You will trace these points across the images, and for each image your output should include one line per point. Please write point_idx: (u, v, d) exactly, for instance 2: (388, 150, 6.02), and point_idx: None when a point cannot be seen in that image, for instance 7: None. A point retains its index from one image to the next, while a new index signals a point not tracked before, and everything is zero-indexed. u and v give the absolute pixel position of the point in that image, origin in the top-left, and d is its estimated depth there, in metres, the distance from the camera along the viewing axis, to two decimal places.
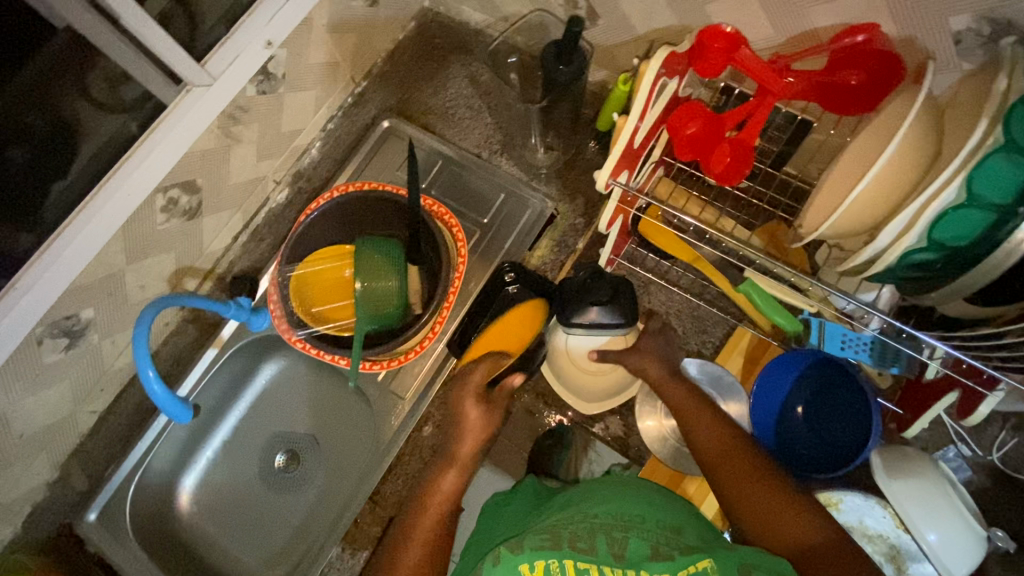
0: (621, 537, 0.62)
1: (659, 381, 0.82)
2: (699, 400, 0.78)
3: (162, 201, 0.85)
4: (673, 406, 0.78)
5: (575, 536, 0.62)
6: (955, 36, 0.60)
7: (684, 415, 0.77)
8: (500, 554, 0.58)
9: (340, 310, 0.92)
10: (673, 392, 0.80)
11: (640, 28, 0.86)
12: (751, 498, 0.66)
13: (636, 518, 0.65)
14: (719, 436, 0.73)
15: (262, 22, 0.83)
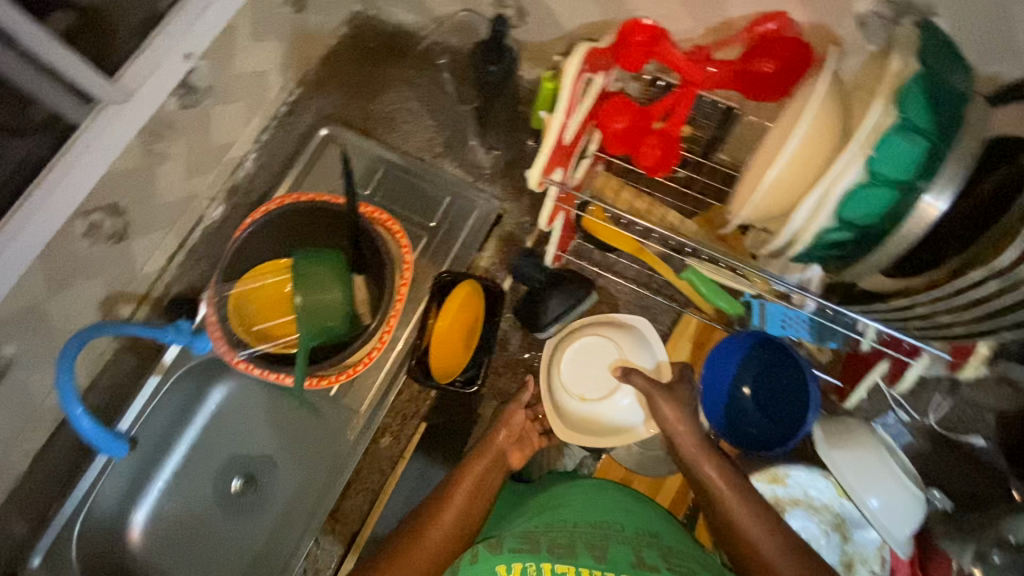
0: (601, 543, 0.65)
1: (699, 461, 0.75)
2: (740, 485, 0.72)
3: (83, 226, 0.80)
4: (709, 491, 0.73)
5: (555, 543, 0.65)
6: (860, 20, 0.62)
7: (721, 502, 0.71)
8: (479, 553, 0.63)
9: (285, 325, 0.90)
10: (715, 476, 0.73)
11: (568, 24, 0.87)
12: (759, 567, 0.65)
13: (616, 524, 0.70)
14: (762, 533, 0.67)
15: (177, 34, 0.80)
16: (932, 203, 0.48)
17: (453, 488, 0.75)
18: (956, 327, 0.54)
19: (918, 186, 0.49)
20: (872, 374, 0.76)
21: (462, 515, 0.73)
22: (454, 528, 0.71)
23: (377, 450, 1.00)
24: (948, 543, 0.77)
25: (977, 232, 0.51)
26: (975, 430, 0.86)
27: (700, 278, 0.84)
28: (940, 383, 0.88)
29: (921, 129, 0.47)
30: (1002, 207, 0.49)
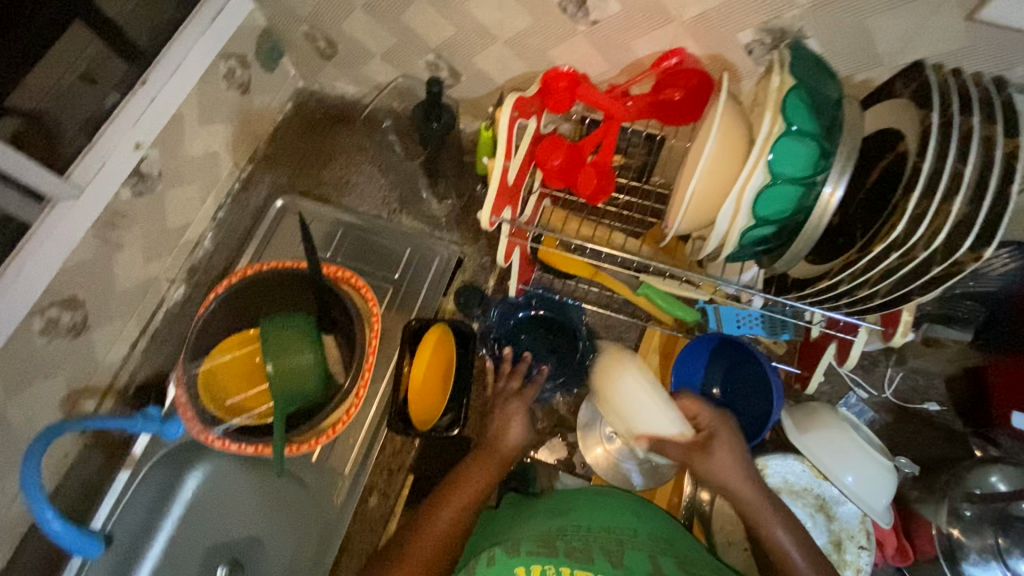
0: (618, 549, 0.66)
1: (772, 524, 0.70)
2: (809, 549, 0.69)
3: (40, 323, 0.79)
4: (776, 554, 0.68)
5: (571, 548, 0.65)
6: (747, 48, 0.71)
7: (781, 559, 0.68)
8: (495, 555, 0.61)
9: (259, 396, 0.88)
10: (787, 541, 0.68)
11: (498, 79, 0.94)
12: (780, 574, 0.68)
13: (628, 529, 0.71)
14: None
15: (126, 126, 0.85)
16: (831, 192, 0.55)
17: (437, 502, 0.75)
18: (876, 299, 0.58)
19: (817, 180, 0.55)
20: (824, 356, 0.81)
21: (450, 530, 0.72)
22: (444, 533, 0.71)
23: (367, 510, 0.98)
24: (925, 508, 0.80)
25: (875, 215, 0.58)
26: (928, 397, 0.92)
27: (654, 291, 0.89)
28: (888, 357, 0.94)
29: (808, 131, 0.54)
30: (889, 189, 0.56)
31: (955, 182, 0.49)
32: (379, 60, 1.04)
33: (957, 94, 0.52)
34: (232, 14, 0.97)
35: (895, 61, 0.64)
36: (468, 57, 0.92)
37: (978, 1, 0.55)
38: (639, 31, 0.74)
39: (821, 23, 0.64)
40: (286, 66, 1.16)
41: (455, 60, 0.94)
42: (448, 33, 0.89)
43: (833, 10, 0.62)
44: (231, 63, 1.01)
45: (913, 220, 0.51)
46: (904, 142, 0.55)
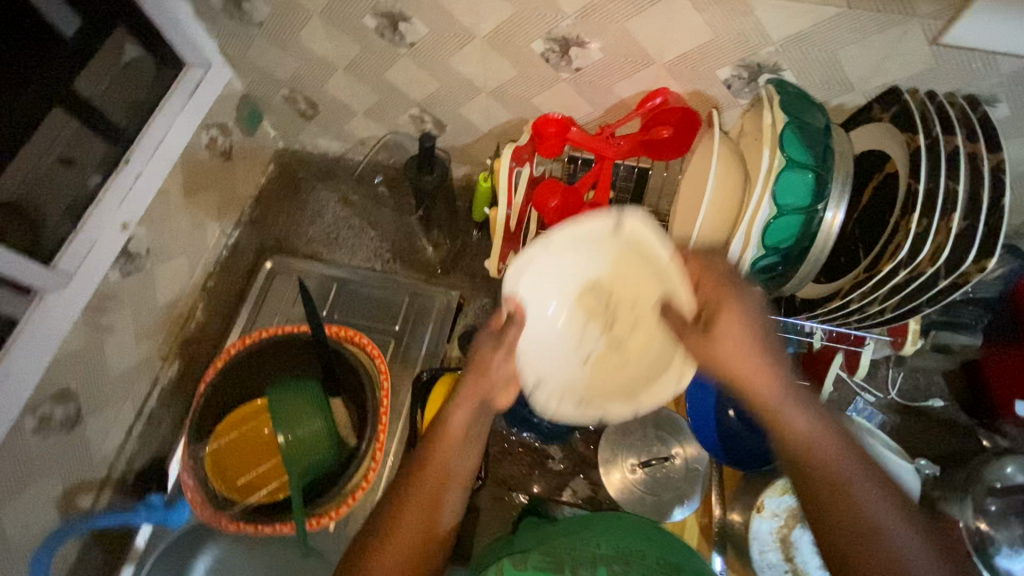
0: (623, 569, 0.63)
1: (851, 479, 0.54)
2: (905, 524, 0.52)
3: (33, 421, 0.75)
4: (838, 509, 0.53)
5: (578, 564, 0.62)
6: (726, 83, 0.74)
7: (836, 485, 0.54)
8: (503, 565, 0.59)
9: (271, 472, 0.86)
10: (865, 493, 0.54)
11: (484, 126, 0.96)
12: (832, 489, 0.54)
13: (638, 552, 0.68)
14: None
15: (112, 207, 0.83)
16: (833, 216, 0.58)
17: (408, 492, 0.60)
18: (886, 314, 0.59)
19: (818, 209, 0.58)
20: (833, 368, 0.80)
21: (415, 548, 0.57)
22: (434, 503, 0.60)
23: None
24: (948, 506, 0.80)
25: (874, 234, 0.61)
26: (932, 394, 0.94)
27: None
28: (889, 360, 0.97)
29: (806, 162, 0.57)
30: (886, 208, 0.59)
31: (953, 201, 0.52)
32: (361, 116, 1.04)
33: (938, 115, 0.55)
34: (209, 86, 0.96)
35: (867, 85, 0.68)
36: (453, 108, 0.94)
37: (941, 28, 0.59)
38: (621, 75, 0.77)
39: (795, 58, 0.68)
40: (266, 129, 1.16)
41: (440, 111, 0.96)
42: (432, 87, 0.91)
43: (807, 46, 0.66)
44: (212, 131, 1.00)
45: (918, 239, 0.53)
46: (892, 163, 0.59)
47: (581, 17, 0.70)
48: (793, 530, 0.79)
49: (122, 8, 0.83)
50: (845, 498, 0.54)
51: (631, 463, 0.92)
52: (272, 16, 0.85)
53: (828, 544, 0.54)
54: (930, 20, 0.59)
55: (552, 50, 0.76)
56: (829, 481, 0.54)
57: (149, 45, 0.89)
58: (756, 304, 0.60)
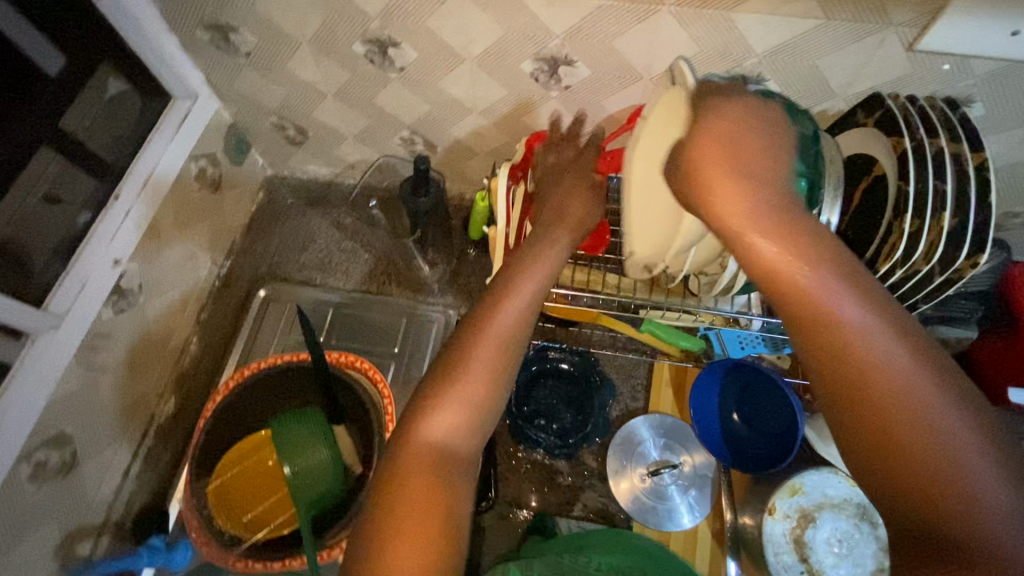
0: None
1: (905, 373, 0.36)
2: (945, 399, 0.35)
3: (28, 469, 0.73)
4: (909, 461, 0.34)
5: None
6: (711, 95, 0.76)
7: (909, 427, 0.35)
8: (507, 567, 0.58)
9: (277, 507, 0.83)
10: (927, 393, 0.35)
11: (475, 145, 0.98)
12: (890, 426, 0.35)
13: (638, 570, 0.67)
14: (985, 522, 0.32)
15: (103, 244, 0.82)
16: (827, 220, 0.60)
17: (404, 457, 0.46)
18: None
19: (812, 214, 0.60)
20: None
21: (429, 547, 0.42)
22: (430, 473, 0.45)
23: None
24: None
25: (866, 234, 0.62)
26: None
27: (657, 326, 0.89)
28: None
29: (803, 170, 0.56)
30: (877, 210, 0.61)
31: (940, 201, 0.54)
32: (352, 141, 1.05)
33: (920, 119, 0.57)
34: (197, 117, 0.95)
35: (848, 90, 0.71)
36: (444, 129, 0.95)
37: (915, 35, 0.62)
38: (610, 91, 0.79)
39: (777, 70, 0.70)
40: (255, 157, 1.16)
41: (431, 133, 0.97)
42: (422, 110, 0.92)
43: (788, 58, 0.68)
44: (201, 162, 1.00)
45: (911, 238, 0.55)
46: (880, 166, 0.61)
47: (568, 37, 0.71)
48: (805, 530, 0.79)
49: (103, 41, 0.81)
50: (854, 365, 0.37)
51: (639, 473, 0.94)
52: (259, 47, 0.85)
53: (839, 426, 0.38)
54: (906, 28, 0.61)
55: (541, 70, 0.77)
56: (894, 420, 0.35)
57: (134, 80, 0.88)
58: (750, 144, 0.46)
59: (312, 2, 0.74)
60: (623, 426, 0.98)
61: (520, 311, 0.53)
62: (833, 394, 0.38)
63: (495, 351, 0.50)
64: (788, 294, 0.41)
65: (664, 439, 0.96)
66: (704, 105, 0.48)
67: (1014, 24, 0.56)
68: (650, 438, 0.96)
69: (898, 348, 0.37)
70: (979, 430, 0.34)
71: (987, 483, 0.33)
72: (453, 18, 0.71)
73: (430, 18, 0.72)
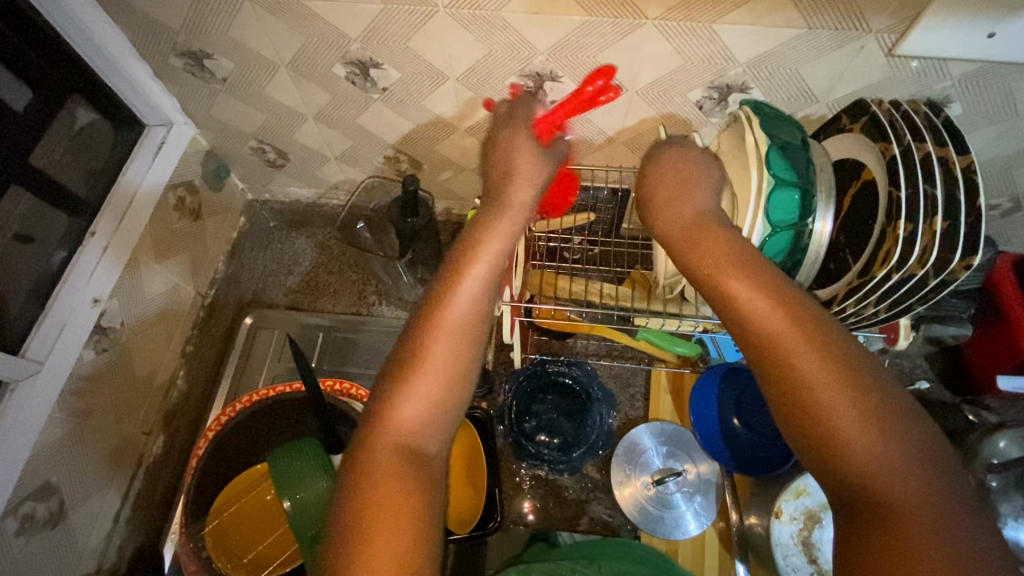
0: None
1: (818, 344, 0.41)
2: (852, 375, 0.40)
3: (14, 523, 0.70)
4: (821, 420, 0.39)
5: None
6: (696, 104, 0.76)
7: (817, 388, 0.40)
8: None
9: (278, 543, 0.79)
10: (836, 359, 0.40)
11: (461, 162, 0.97)
12: (805, 386, 0.40)
13: None
14: (896, 482, 0.37)
15: (81, 283, 0.79)
16: (822, 226, 0.61)
17: (373, 457, 0.45)
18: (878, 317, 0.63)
19: (806, 223, 0.60)
20: None
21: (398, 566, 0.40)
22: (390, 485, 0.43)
23: None
24: None
25: (858, 238, 0.63)
26: (916, 377, 0.98)
27: (654, 333, 0.87)
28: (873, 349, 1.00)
29: (792, 181, 0.59)
30: (870, 214, 0.61)
31: (931, 205, 0.55)
32: (334, 162, 1.03)
33: (905, 124, 0.59)
34: (173, 146, 0.93)
35: (831, 95, 0.72)
36: (429, 147, 0.94)
37: (895, 40, 0.63)
38: (596, 104, 0.79)
39: (761, 78, 0.71)
40: (234, 182, 1.13)
41: (416, 151, 0.96)
42: (406, 128, 0.91)
43: (772, 66, 0.69)
44: (179, 191, 0.97)
45: (906, 243, 0.56)
46: (869, 172, 0.62)
47: (552, 52, 0.70)
48: (812, 531, 0.78)
49: (68, 72, 0.78)
50: (774, 338, 0.42)
51: (644, 482, 0.93)
52: (235, 72, 0.83)
53: (775, 409, 0.42)
54: (886, 34, 0.62)
55: (526, 86, 0.77)
56: (810, 382, 0.40)
57: (105, 110, 0.85)
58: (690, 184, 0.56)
59: (289, 27, 0.72)
60: (627, 435, 0.98)
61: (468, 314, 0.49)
62: (766, 384, 0.42)
63: (441, 361, 0.47)
64: (718, 299, 0.47)
65: (666, 447, 0.96)
66: (663, 156, 0.58)
67: (989, 27, 0.58)
68: (653, 446, 0.96)
69: (808, 336, 0.41)
70: (880, 396, 0.39)
71: (890, 447, 0.38)
72: (435, 39, 0.71)
73: (412, 39, 0.71)
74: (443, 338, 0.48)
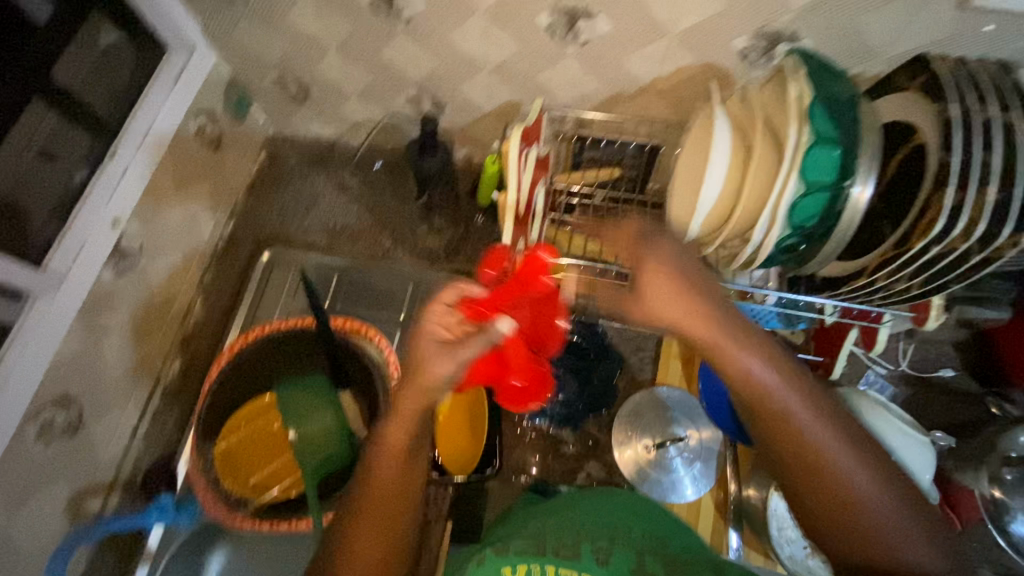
0: (606, 545, 0.58)
1: (825, 433, 0.45)
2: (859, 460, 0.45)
3: (34, 428, 0.73)
4: (834, 500, 0.44)
5: (559, 542, 0.57)
6: (741, 53, 0.71)
7: (829, 476, 0.44)
8: (485, 554, 0.55)
9: (280, 470, 0.83)
10: (840, 444, 0.45)
11: (485, 106, 0.93)
12: (820, 475, 0.45)
13: (622, 525, 0.63)
14: (897, 542, 0.43)
15: (101, 203, 0.79)
16: (860, 191, 0.56)
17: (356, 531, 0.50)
18: (913, 291, 0.60)
19: (844, 185, 0.56)
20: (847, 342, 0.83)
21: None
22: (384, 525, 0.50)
23: None
24: (964, 476, 0.81)
25: (900, 206, 0.59)
26: (943, 364, 0.94)
27: None
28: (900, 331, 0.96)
29: (833, 138, 0.54)
30: (916, 180, 0.57)
31: (985, 172, 0.50)
32: (355, 98, 1.00)
33: (969, 83, 0.53)
34: (194, 72, 0.91)
35: (890, 51, 0.65)
36: (453, 87, 0.90)
37: None
38: (632, 47, 0.74)
39: (815, 25, 0.65)
40: (256, 114, 1.11)
41: (438, 91, 0.92)
42: (430, 66, 0.87)
43: (828, 12, 0.63)
44: (200, 119, 0.96)
45: (953, 213, 0.52)
46: (921, 135, 0.57)
47: None
48: None
49: None
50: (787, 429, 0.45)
51: (646, 444, 0.93)
52: None
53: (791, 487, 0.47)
54: None
55: (558, 23, 0.72)
56: (825, 472, 0.44)
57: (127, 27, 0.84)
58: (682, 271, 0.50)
59: None
60: (640, 392, 0.97)
61: (444, 382, 0.51)
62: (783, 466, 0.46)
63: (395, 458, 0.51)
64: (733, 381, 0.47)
65: (672, 411, 0.94)
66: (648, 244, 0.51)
67: None
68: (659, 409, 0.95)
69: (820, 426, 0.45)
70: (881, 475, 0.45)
71: (893, 515, 0.44)
72: None
73: None
74: (397, 431, 0.51)
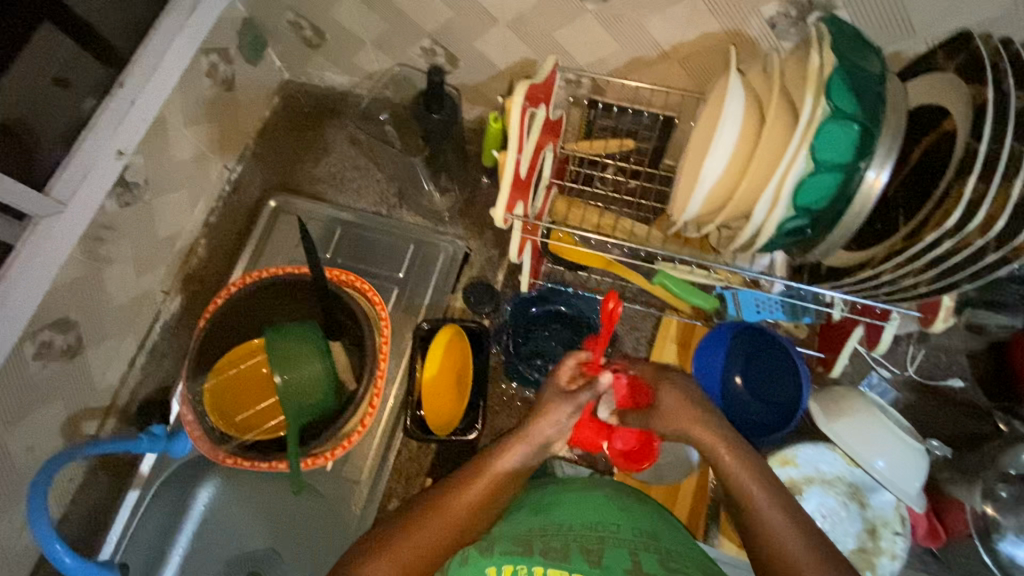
0: (597, 547, 0.56)
1: (743, 463, 0.55)
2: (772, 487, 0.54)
3: (32, 348, 0.75)
4: (750, 521, 0.53)
5: (548, 545, 0.57)
6: (770, 21, 0.66)
7: (743, 496, 0.54)
8: (469, 553, 0.55)
9: (267, 411, 0.85)
10: (756, 476, 0.55)
11: (499, 63, 0.90)
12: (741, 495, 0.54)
13: (611, 525, 0.59)
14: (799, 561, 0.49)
15: (107, 133, 0.79)
16: (875, 176, 0.53)
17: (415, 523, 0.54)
18: (921, 288, 0.57)
19: (857, 166, 0.52)
20: (851, 341, 0.77)
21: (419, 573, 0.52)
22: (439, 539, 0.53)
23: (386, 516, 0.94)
24: (957, 488, 0.78)
25: (920, 196, 0.55)
26: (952, 372, 0.90)
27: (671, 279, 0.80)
28: (910, 335, 0.92)
29: (851, 114, 0.51)
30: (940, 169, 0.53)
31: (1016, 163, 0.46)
32: (369, 46, 0.98)
33: (1011, 64, 0.49)
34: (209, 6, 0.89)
35: (931, 29, 0.60)
36: (468, 40, 0.87)
37: None
38: (655, 6, 0.69)
39: None
40: (271, 58, 1.10)
41: (452, 43, 0.90)
42: (445, 16, 0.84)
43: None
44: (212, 57, 0.95)
45: (972, 205, 0.48)
46: (951, 120, 0.53)
47: None
48: None
49: None
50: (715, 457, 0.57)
51: None
52: None
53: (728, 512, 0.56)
54: None
55: None
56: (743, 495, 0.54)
57: None
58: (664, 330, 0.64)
59: None
60: None
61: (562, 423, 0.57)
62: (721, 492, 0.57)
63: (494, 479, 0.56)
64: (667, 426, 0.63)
65: None
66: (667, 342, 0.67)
67: None
68: None
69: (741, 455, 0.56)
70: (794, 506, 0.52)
71: (797, 540, 0.50)
72: None
73: None
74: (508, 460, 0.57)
